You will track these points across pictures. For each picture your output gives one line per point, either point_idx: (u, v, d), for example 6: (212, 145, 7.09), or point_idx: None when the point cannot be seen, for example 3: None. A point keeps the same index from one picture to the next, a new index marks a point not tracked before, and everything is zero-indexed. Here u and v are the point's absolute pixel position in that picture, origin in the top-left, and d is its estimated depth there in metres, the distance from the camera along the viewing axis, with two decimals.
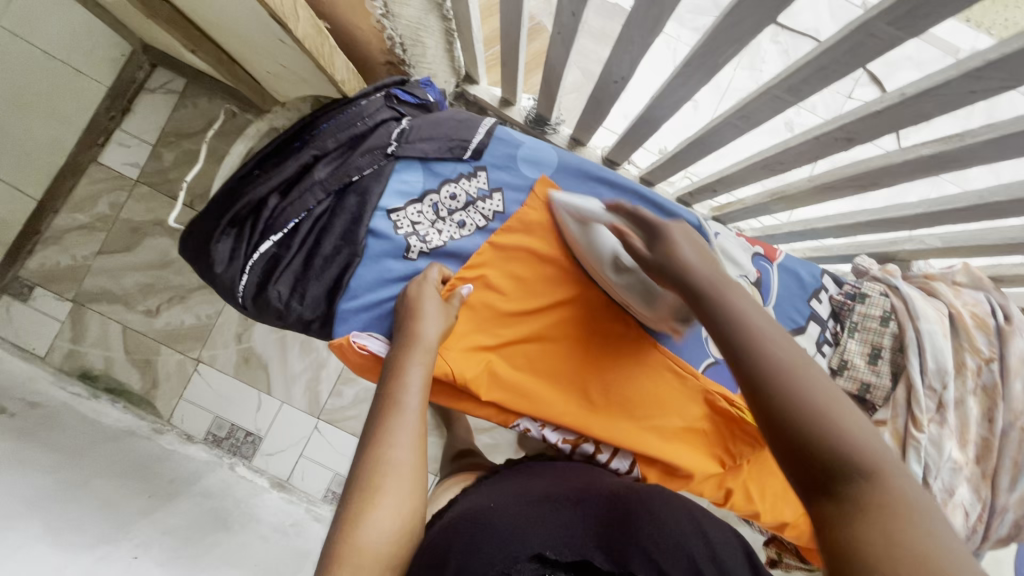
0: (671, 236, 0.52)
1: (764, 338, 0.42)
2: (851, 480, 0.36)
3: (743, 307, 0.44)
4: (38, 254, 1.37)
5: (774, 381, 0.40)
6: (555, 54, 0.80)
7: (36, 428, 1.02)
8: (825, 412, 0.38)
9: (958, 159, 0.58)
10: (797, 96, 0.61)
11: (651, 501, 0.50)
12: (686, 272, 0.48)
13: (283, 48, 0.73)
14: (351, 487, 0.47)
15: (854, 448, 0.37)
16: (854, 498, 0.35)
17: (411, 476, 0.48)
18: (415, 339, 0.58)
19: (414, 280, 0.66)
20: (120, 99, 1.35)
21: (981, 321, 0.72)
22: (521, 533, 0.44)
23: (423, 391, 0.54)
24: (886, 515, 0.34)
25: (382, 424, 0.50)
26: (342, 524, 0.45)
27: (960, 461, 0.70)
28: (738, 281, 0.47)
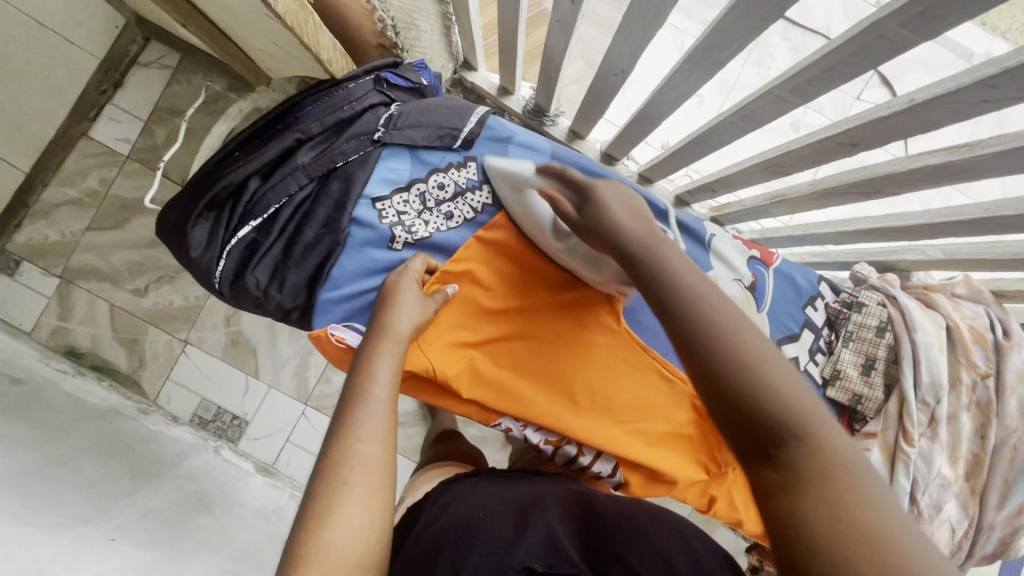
0: (600, 196, 0.50)
1: (700, 297, 0.41)
2: (788, 441, 0.35)
3: (672, 266, 0.43)
4: (26, 228, 1.35)
5: (708, 345, 0.38)
6: (555, 43, 0.78)
7: (18, 404, 1.01)
8: (757, 373, 0.37)
9: (966, 170, 0.56)
10: (801, 97, 0.58)
11: (635, 515, 0.49)
12: (619, 233, 0.47)
13: (272, 25, 0.71)
14: (317, 482, 0.46)
15: (790, 403, 0.36)
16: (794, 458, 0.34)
17: (380, 468, 0.47)
18: (385, 330, 0.56)
19: (394, 270, 0.64)
20: (112, 72, 1.32)
21: (979, 335, 0.70)
22: (510, 545, 0.44)
23: (392, 382, 0.53)
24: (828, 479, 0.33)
25: (348, 418, 0.49)
26: (308, 521, 0.43)
27: (949, 476, 0.69)
28: (670, 242, 0.46)
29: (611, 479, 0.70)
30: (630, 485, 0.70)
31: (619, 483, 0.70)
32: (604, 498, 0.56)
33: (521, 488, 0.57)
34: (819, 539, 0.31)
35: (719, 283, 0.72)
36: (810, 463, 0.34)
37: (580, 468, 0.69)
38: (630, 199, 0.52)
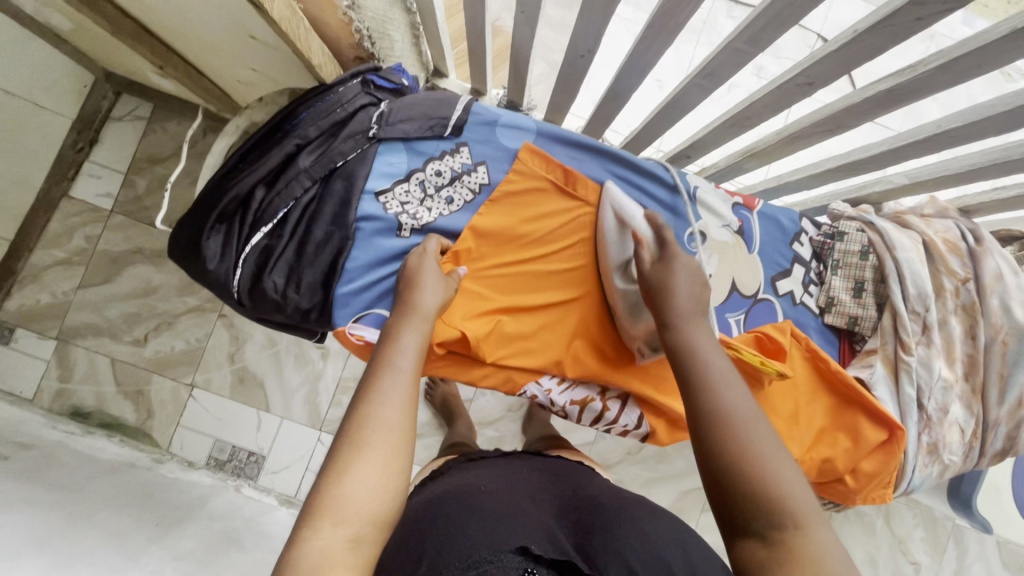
0: (675, 267, 0.60)
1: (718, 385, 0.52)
2: (781, 525, 0.44)
3: (709, 356, 0.54)
4: (16, 294, 1.35)
5: (714, 420, 0.50)
6: (522, 39, 0.82)
7: (33, 468, 1.00)
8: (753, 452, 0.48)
9: (915, 90, 0.61)
10: (756, 47, 0.63)
11: (617, 511, 0.49)
12: (670, 304, 0.58)
13: (254, 49, 0.74)
14: (339, 441, 0.48)
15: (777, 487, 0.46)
16: (783, 549, 0.43)
17: (400, 433, 0.49)
18: (411, 308, 0.59)
19: (414, 250, 0.67)
20: (87, 131, 1.33)
21: (954, 246, 0.75)
22: (505, 534, 0.43)
23: (417, 357, 0.55)
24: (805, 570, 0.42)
25: (371, 385, 0.52)
26: (327, 474, 0.46)
27: (949, 378, 0.74)
28: (709, 333, 0.57)
29: (637, 431, 0.75)
30: (657, 434, 0.75)
31: (645, 434, 0.75)
32: (580, 491, 0.56)
33: (523, 483, 0.55)
34: None
35: (710, 232, 0.77)
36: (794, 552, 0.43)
37: (607, 423, 0.74)
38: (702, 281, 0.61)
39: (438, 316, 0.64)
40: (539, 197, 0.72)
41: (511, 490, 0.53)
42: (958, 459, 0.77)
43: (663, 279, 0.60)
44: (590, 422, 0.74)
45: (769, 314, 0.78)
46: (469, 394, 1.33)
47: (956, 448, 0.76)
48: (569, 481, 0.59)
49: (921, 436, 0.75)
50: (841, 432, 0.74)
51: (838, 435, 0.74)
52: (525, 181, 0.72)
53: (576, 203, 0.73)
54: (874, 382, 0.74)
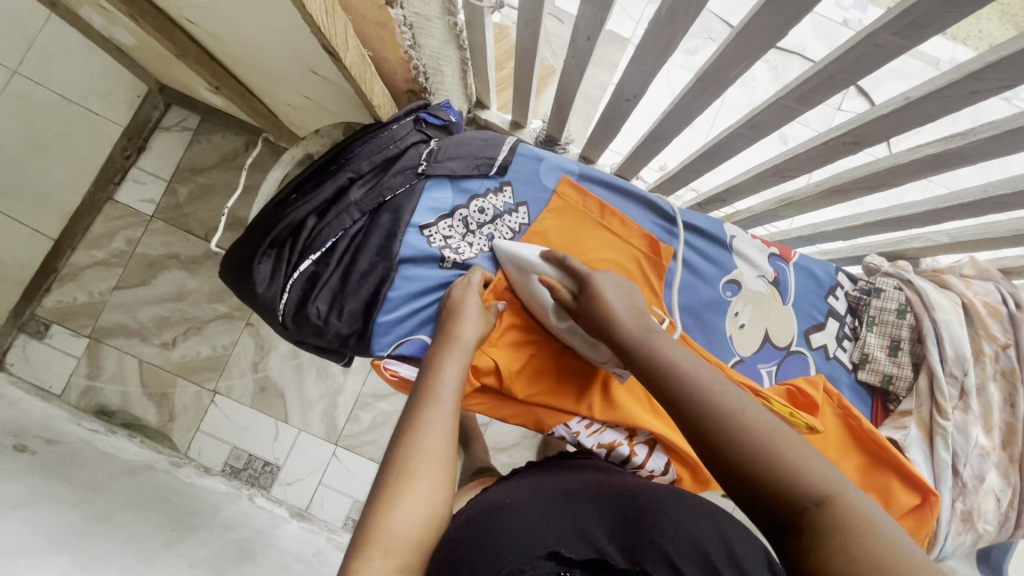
0: (598, 287, 0.59)
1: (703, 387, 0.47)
2: (811, 506, 0.40)
3: (673, 363, 0.49)
4: (55, 292, 1.39)
5: (713, 428, 0.44)
6: (569, 79, 0.84)
7: (58, 465, 1.02)
8: (763, 445, 0.43)
9: (961, 157, 0.61)
10: (805, 105, 0.64)
11: (655, 501, 0.48)
12: (615, 325, 0.55)
13: (314, 82, 0.78)
14: (388, 471, 0.49)
15: (806, 474, 0.42)
16: (815, 528, 0.40)
17: (443, 465, 0.50)
18: (453, 340, 0.61)
19: (449, 289, 0.69)
20: (137, 138, 1.38)
21: (994, 309, 0.74)
22: (536, 533, 0.43)
23: (457, 387, 0.57)
24: (842, 542, 0.38)
25: (417, 416, 0.53)
26: (377, 505, 0.47)
27: (987, 446, 0.72)
28: (665, 333, 0.53)
29: (664, 478, 0.72)
30: (683, 482, 0.73)
31: (672, 481, 0.73)
32: (614, 484, 0.56)
33: (544, 483, 0.56)
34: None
35: (745, 281, 0.78)
36: (835, 522, 0.39)
37: (633, 470, 0.69)
38: (626, 289, 0.60)
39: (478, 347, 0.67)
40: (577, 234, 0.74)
41: (533, 490, 0.53)
42: (993, 529, 0.75)
43: (597, 306, 0.58)
44: (616, 467, 0.69)
45: (801, 367, 0.78)
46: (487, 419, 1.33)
47: (991, 518, 0.74)
48: (606, 477, 0.59)
49: (955, 503, 0.73)
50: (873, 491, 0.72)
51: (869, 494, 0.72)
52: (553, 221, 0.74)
53: (608, 238, 0.74)
54: (909, 444, 0.73)
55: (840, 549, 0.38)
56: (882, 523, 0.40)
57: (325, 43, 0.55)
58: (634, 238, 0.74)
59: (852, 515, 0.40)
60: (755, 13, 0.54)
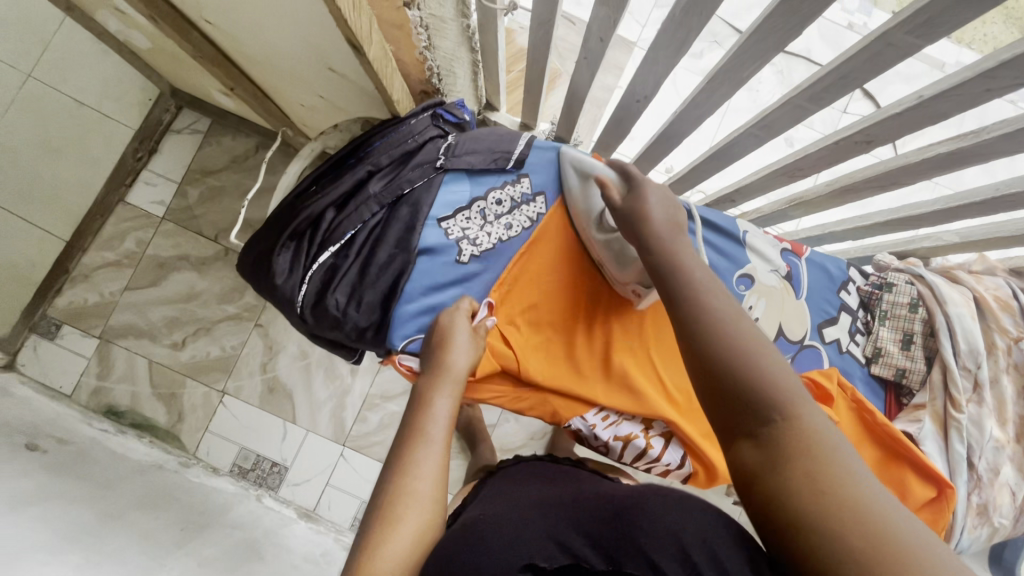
0: (644, 191, 0.60)
1: (698, 293, 0.50)
2: (774, 418, 0.42)
3: (689, 268, 0.52)
4: (66, 292, 1.40)
5: (705, 328, 0.47)
6: (581, 80, 0.85)
7: (69, 465, 1.02)
8: (745, 353, 0.45)
9: (972, 155, 0.61)
10: (818, 104, 0.65)
11: (641, 497, 0.46)
12: (650, 226, 0.57)
13: (330, 79, 0.79)
14: (373, 516, 0.50)
15: (782, 389, 0.43)
16: (774, 437, 0.41)
17: (431, 507, 0.50)
18: (443, 371, 0.61)
19: (445, 311, 0.69)
20: (149, 141, 1.40)
21: (1006, 304, 0.75)
22: (513, 541, 0.44)
23: (447, 421, 0.57)
24: (796, 453, 0.40)
25: (405, 455, 0.53)
26: (363, 552, 0.48)
27: (1001, 439, 0.73)
28: (688, 246, 0.55)
29: (679, 471, 0.74)
30: (699, 476, 0.74)
31: (687, 474, 0.74)
32: (601, 488, 0.55)
33: (527, 493, 0.57)
34: (793, 488, 0.38)
35: (758, 276, 0.78)
36: (792, 439, 0.40)
37: (649, 461, 0.73)
38: (672, 202, 0.61)
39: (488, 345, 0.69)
40: None
41: (518, 501, 0.55)
42: (1009, 523, 0.75)
43: (636, 207, 0.59)
44: (632, 459, 0.73)
45: (814, 361, 0.78)
46: (496, 419, 1.33)
47: (1007, 512, 0.74)
48: (590, 483, 0.59)
49: (970, 496, 0.73)
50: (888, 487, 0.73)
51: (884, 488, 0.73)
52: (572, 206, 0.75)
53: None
54: (923, 437, 0.73)
55: (789, 462, 0.40)
56: (847, 459, 0.40)
57: (352, 39, 0.57)
58: None
59: (815, 440, 0.40)
60: (769, 13, 0.55)
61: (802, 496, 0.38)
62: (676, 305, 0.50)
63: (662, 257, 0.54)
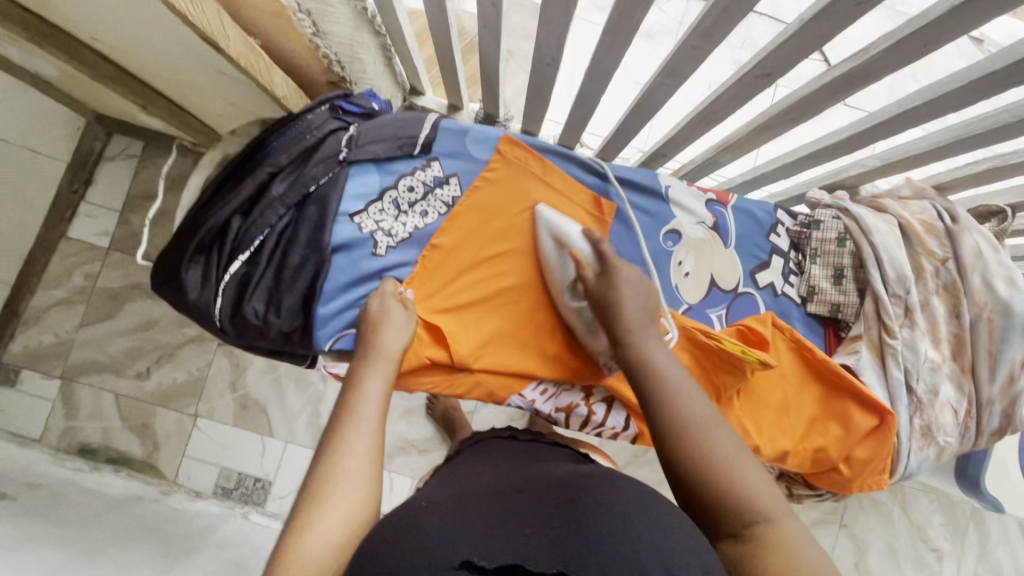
0: (619, 276, 0.63)
1: (677, 390, 0.54)
2: (754, 522, 0.48)
3: (662, 367, 0.56)
4: (19, 337, 1.37)
5: (683, 439, 0.51)
6: (489, 52, 0.83)
7: (43, 507, 1.00)
8: (724, 459, 0.50)
9: (867, 75, 0.60)
10: (711, 44, 0.63)
11: (606, 500, 0.45)
12: (620, 321, 0.59)
13: (224, 83, 0.76)
14: (303, 496, 0.49)
15: (759, 496, 0.49)
16: (756, 541, 0.47)
17: (364, 485, 0.50)
18: (375, 351, 0.61)
19: (373, 294, 0.68)
20: (81, 172, 1.35)
21: (931, 227, 0.75)
22: (450, 539, 0.41)
23: (380, 402, 0.57)
24: (776, 559, 0.46)
25: (337, 436, 0.53)
26: (289, 530, 0.47)
27: (937, 359, 0.74)
28: (659, 342, 0.58)
29: (626, 432, 0.76)
30: (644, 436, 0.76)
31: (635, 435, 0.77)
32: (553, 473, 0.55)
33: (473, 480, 0.55)
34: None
35: (683, 232, 0.78)
36: (768, 541, 0.47)
37: (596, 426, 0.76)
38: (644, 286, 0.64)
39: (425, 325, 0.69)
40: (521, 191, 0.74)
41: (463, 491, 0.52)
42: (954, 440, 0.76)
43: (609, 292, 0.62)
44: (579, 426, 0.76)
45: (750, 308, 0.79)
46: (471, 406, 1.33)
47: (951, 430, 0.75)
48: (534, 472, 0.56)
49: (913, 419, 0.75)
50: (832, 420, 0.74)
51: (829, 423, 0.75)
52: (486, 195, 0.74)
53: (552, 197, 0.75)
54: (862, 368, 0.74)
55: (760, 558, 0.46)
56: (808, 556, 0.46)
57: (204, 37, 0.56)
58: (578, 193, 0.76)
59: (789, 538, 0.47)
60: None
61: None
62: (654, 407, 0.54)
63: (636, 353, 0.57)
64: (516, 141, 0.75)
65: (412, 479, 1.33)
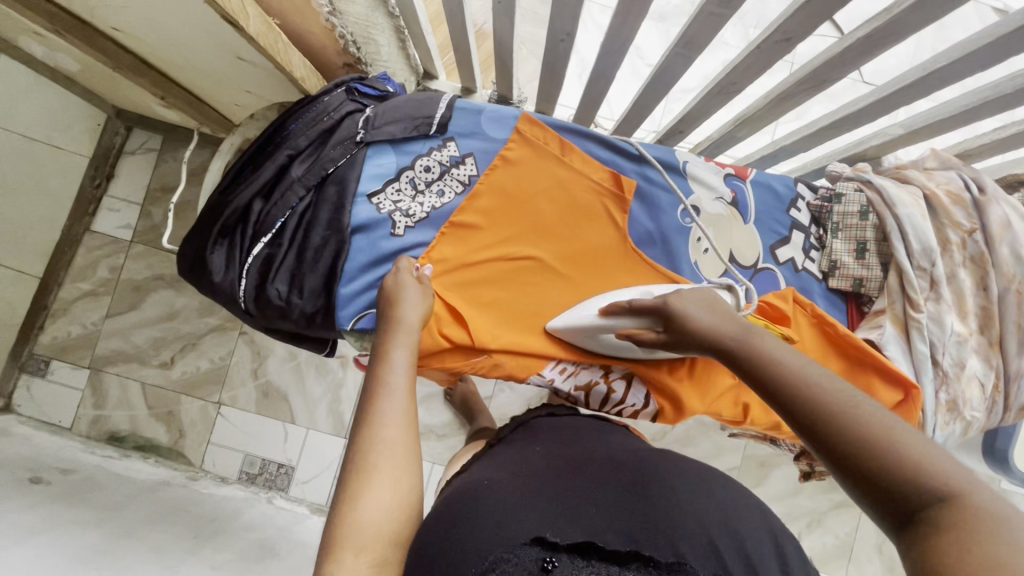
0: (680, 311, 0.57)
1: (800, 373, 0.46)
2: (933, 502, 0.37)
3: (770, 354, 0.49)
4: (49, 328, 1.41)
5: (814, 416, 0.43)
6: (503, 30, 0.83)
7: (76, 492, 1.03)
8: (867, 428, 0.41)
9: (892, 34, 0.59)
10: (729, 8, 0.62)
11: (663, 475, 0.47)
12: (713, 340, 0.54)
13: (241, 67, 0.77)
14: (348, 469, 0.50)
15: (926, 467, 0.38)
16: (932, 523, 0.36)
17: (403, 452, 0.51)
18: (397, 324, 0.62)
19: (389, 273, 0.68)
20: (103, 166, 1.37)
21: (957, 197, 0.73)
22: (519, 516, 0.42)
23: (408, 371, 0.58)
24: (970, 533, 0.35)
25: (371, 407, 0.54)
26: (340, 502, 0.48)
27: (963, 332, 0.72)
28: (766, 332, 0.52)
29: (646, 409, 0.76)
30: (665, 413, 0.76)
31: (655, 412, 0.77)
32: (604, 447, 0.55)
33: (529, 453, 0.55)
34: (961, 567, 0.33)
35: (702, 207, 0.77)
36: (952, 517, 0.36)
37: (616, 403, 0.76)
38: (710, 302, 0.58)
39: (445, 310, 0.70)
40: (538, 171, 0.74)
41: (522, 464, 0.52)
42: (981, 415, 0.75)
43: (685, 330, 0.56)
44: (599, 404, 0.76)
45: (771, 283, 0.78)
46: (489, 391, 1.34)
47: (977, 404, 0.74)
48: (591, 443, 0.56)
49: (938, 393, 0.74)
50: None
51: None
52: (502, 175, 0.73)
53: (570, 175, 0.74)
54: (885, 342, 0.73)
55: (956, 546, 0.34)
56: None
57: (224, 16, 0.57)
58: (593, 170, 0.75)
59: (988, 514, 0.35)
60: None
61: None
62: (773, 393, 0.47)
63: (744, 346, 0.51)
64: (532, 119, 0.74)
65: (432, 464, 1.34)
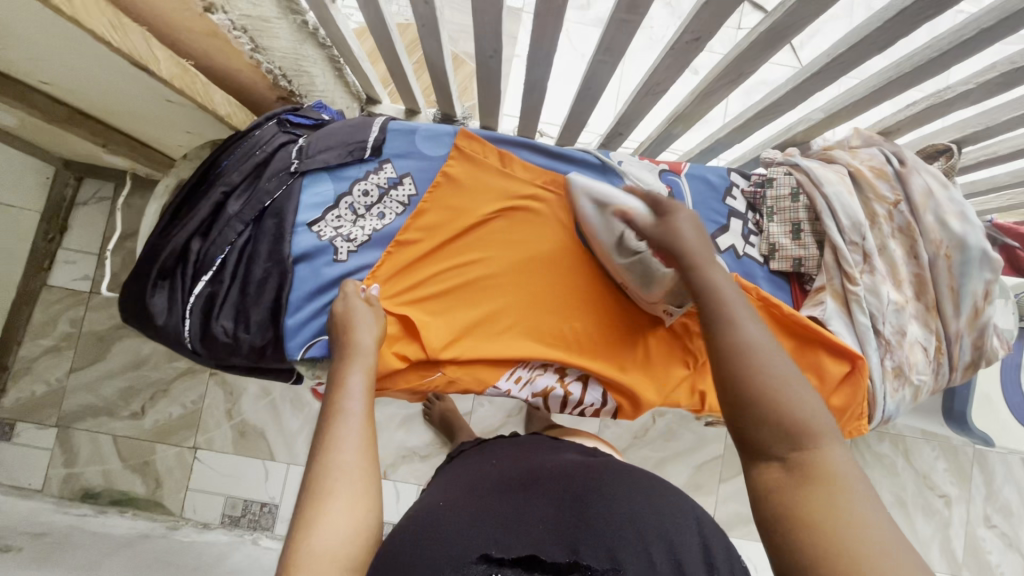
0: (678, 221, 0.61)
1: (734, 322, 0.52)
2: (801, 446, 0.46)
3: (719, 290, 0.55)
4: (12, 389, 1.37)
5: (732, 361, 0.50)
6: (432, 51, 0.84)
7: (48, 554, 1.00)
8: (771, 381, 0.48)
9: (792, 26, 0.61)
10: (638, 14, 0.64)
11: (598, 483, 0.49)
12: (683, 256, 0.58)
13: (173, 109, 0.77)
14: (304, 495, 0.50)
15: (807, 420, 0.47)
16: (798, 463, 0.45)
17: (360, 476, 0.51)
18: (354, 350, 0.62)
19: (337, 298, 0.68)
20: (55, 220, 1.35)
21: (879, 171, 0.76)
22: (468, 537, 0.42)
23: (365, 395, 0.58)
24: (811, 484, 0.44)
25: (327, 433, 0.54)
26: (295, 530, 0.47)
27: (900, 300, 0.75)
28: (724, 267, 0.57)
29: (606, 407, 0.78)
30: (623, 410, 0.79)
31: (614, 409, 0.79)
32: (554, 462, 0.56)
33: (482, 472, 0.56)
34: (796, 507, 0.43)
35: None
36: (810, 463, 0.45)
37: (575, 405, 0.77)
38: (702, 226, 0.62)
39: (398, 333, 0.70)
40: (483, 184, 0.75)
41: (478, 484, 0.53)
42: (928, 378, 0.78)
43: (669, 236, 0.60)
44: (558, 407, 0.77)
45: None
46: (467, 407, 1.34)
47: (923, 368, 0.76)
48: (537, 460, 0.57)
49: (885, 361, 0.76)
50: (808, 371, 0.76)
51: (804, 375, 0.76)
52: (446, 192, 0.74)
53: (512, 184, 0.75)
54: (828, 318, 0.75)
55: (805, 493, 0.44)
56: (859, 489, 0.43)
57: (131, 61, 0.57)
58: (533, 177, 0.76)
59: (832, 471, 0.44)
60: None
61: (829, 526, 0.41)
62: (714, 325, 0.53)
63: (701, 274, 0.56)
64: (468, 134, 0.75)
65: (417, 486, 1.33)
